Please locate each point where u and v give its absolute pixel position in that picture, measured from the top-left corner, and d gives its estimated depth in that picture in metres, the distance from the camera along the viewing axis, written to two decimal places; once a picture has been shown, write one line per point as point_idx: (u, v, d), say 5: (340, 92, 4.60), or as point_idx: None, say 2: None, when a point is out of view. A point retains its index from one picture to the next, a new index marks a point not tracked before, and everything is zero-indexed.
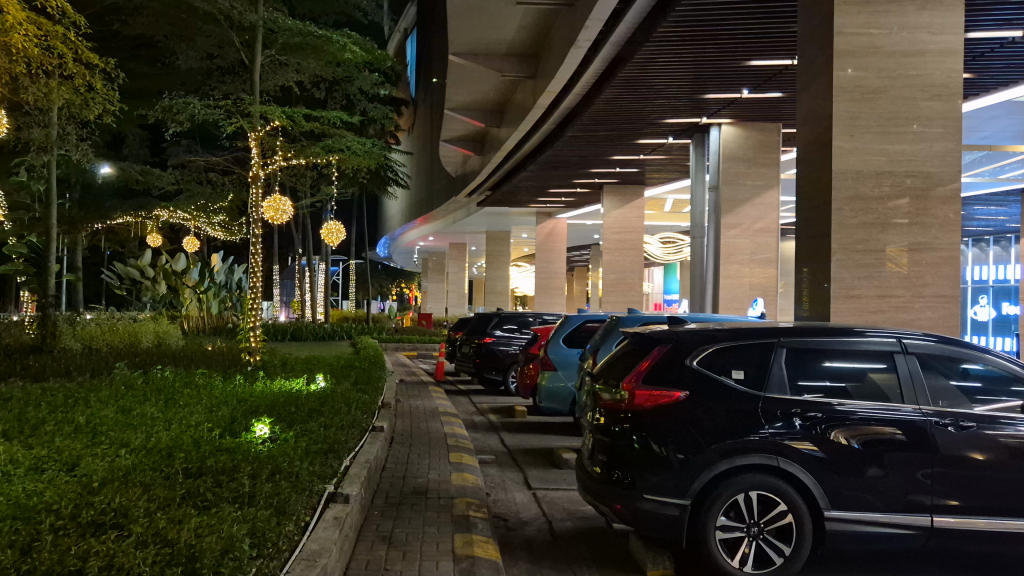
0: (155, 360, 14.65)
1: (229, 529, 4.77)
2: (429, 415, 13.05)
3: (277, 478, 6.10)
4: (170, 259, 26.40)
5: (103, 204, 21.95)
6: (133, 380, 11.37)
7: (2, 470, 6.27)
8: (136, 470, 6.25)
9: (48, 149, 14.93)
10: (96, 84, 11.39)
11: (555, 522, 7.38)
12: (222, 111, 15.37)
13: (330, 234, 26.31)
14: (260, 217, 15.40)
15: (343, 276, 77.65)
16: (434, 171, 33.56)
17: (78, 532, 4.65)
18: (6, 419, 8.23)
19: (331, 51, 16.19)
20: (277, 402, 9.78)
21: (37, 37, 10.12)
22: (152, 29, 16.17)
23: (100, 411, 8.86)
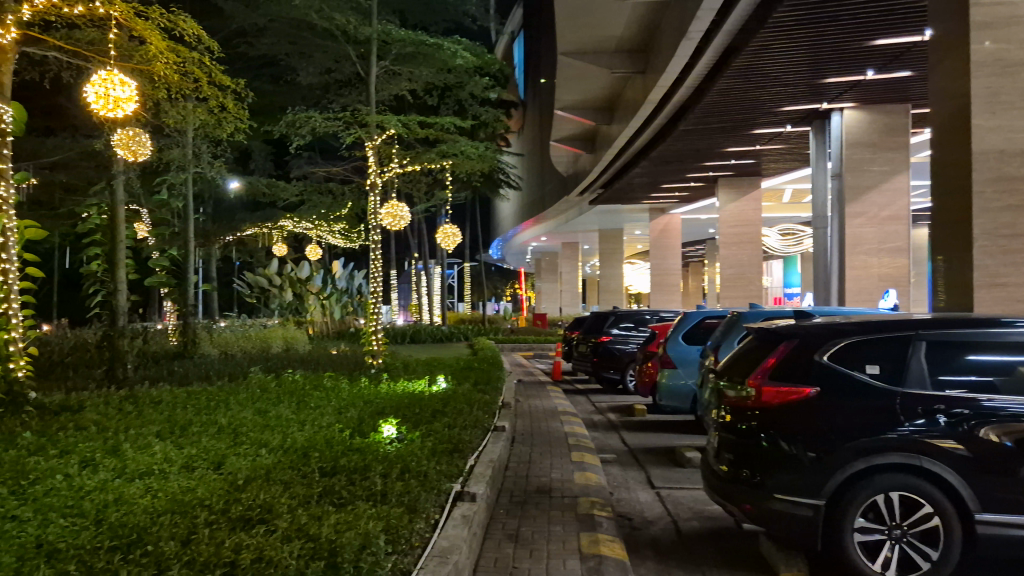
0: (285, 364, 15.32)
1: (366, 525, 4.96)
2: (549, 414, 13.10)
3: (407, 477, 6.29)
4: (295, 267, 27.54)
5: (234, 217, 23.17)
6: (267, 384, 11.93)
7: (157, 468, 6.73)
8: (276, 468, 6.58)
9: (185, 167, 15.90)
10: (229, 105, 12.00)
11: (681, 522, 7.27)
12: (340, 122, 15.95)
13: (446, 238, 26.81)
14: (379, 224, 15.87)
15: (458, 278, 79.13)
16: (545, 170, 33.69)
17: (230, 526, 4.94)
18: (157, 421, 8.82)
19: (443, 58, 16.68)
20: (403, 403, 10.06)
21: (176, 64, 10.83)
22: (274, 48, 16.95)
23: (240, 414, 9.35)
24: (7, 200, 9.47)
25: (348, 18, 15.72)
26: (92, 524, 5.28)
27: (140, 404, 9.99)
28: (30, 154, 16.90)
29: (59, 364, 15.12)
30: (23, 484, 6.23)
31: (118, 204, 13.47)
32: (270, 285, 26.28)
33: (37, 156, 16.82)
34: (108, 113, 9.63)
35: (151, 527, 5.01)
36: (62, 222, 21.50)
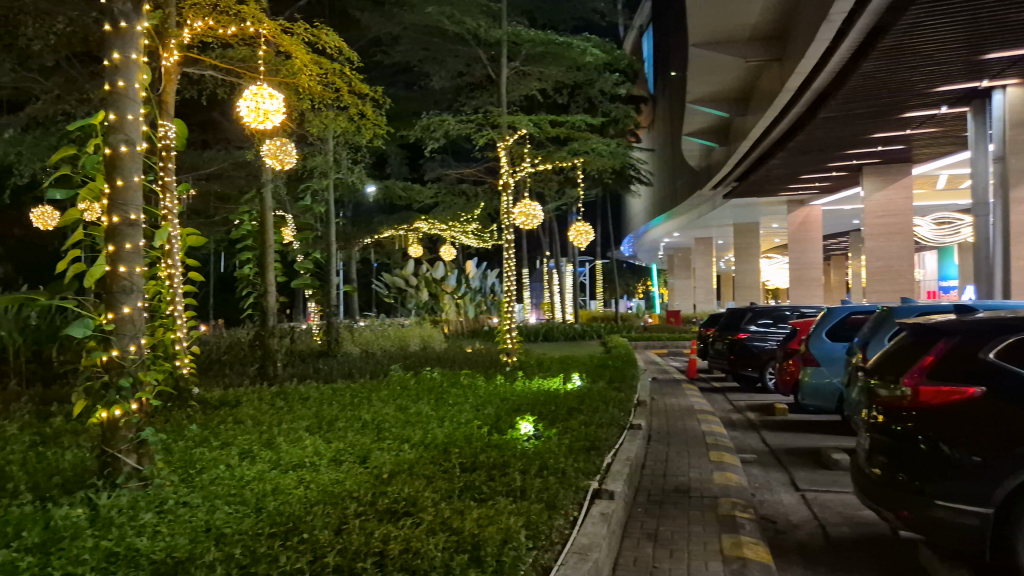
0: (423, 362, 15.79)
1: (507, 520, 5.02)
2: (685, 413, 12.86)
3: (545, 473, 6.36)
4: (431, 267, 28.26)
5: (373, 220, 24.04)
6: (406, 381, 12.33)
7: (308, 461, 7.08)
8: (419, 463, 6.78)
9: (327, 173, 16.64)
10: (368, 112, 12.44)
11: (829, 527, 6.96)
12: (473, 124, 16.24)
13: (578, 236, 26.80)
14: (511, 223, 16.04)
15: (590, 277, 78.94)
16: (676, 165, 33.08)
17: (378, 518, 5.14)
18: (306, 416, 9.28)
19: (573, 57, 16.65)
20: (539, 401, 10.14)
21: (320, 76, 11.34)
22: (409, 55, 17.49)
23: (382, 410, 9.72)
24: (171, 209, 10.24)
25: (479, 22, 15.97)
26: (253, 511, 5.63)
27: (290, 400, 10.56)
28: (189, 166, 18.20)
29: (218, 362, 16.16)
30: (191, 473, 6.74)
31: (268, 211, 14.30)
32: (406, 285, 27.05)
33: (195, 168, 18.07)
34: (258, 125, 10.20)
35: (306, 515, 5.29)
36: (218, 229, 22.98)
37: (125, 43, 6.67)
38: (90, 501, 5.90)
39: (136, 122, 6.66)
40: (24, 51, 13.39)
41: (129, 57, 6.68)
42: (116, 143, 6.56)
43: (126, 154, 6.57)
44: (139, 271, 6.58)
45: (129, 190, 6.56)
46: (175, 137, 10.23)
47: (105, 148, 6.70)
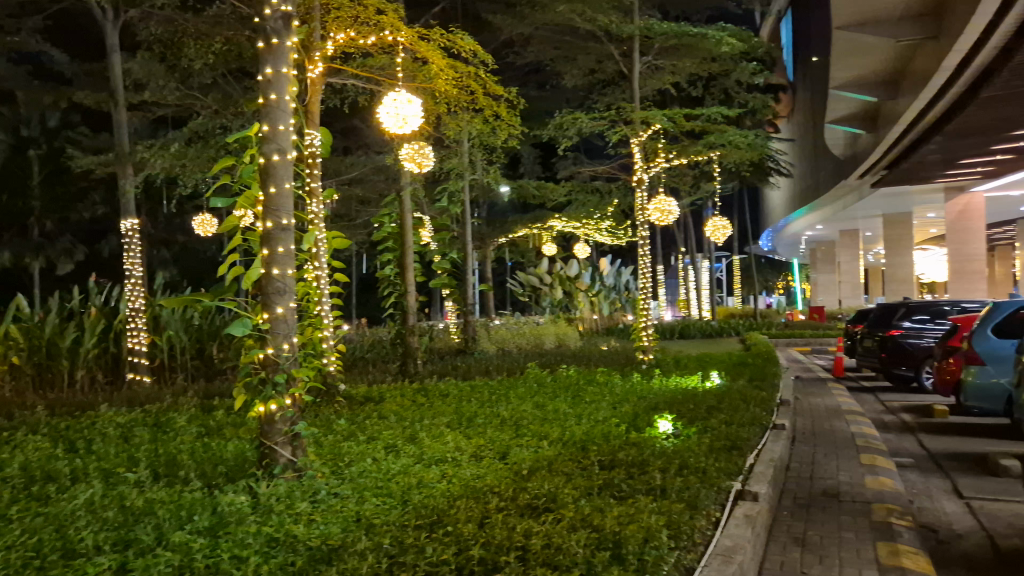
0: (559, 360, 15.86)
1: (648, 519, 4.97)
2: (832, 413, 12.32)
3: (686, 473, 6.25)
4: (565, 265, 28.29)
5: (507, 220, 24.35)
6: (543, 378, 12.43)
7: (449, 456, 7.26)
8: (558, 460, 6.82)
9: (463, 175, 16.96)
10: (503, 113, 12.59)
11: (999, 538, 6.48)
12: (606, 121, 16.12)
13: (715, 231, 26.13)
14: (646, 220, 15.83)
15: (727, 272, 76.78)
16: (820, 154, 31.63)
17: (519, 513, 5.21)
18: (447, 413, 9.51)
19: (708, 47, 16.22)
20: (677, 399, 9.96)
21: (456, 79, 11.59)
22: (541, 55, 17.55)
23: (519, 406, 9.87)
24: (317, 214, 10.77)
25: (611, 17, 15.80)
26: (400, 503, 5.84)
27: (431, 396, 10.87)
28: (333, 172, 19.07)
29: (362, 360, 16.89)
30: (342, 465, 7.08)
31: (408, 213, 14.79)
32: (540, 283, 27.28)
33: (339, 174, 18.88)
34: (398, 130, 10.53)
35: (449, 509, 5.44)
36: (360, 232, 23.91)
37: (276, 58, 7.07)
38: (252, 489, 6.31)
39: (287, 132, 7.04)
40: (186, 70, 14.41)
41: (280, 71, 7.07)
42: (268, 152, 6.94)
43: (278, 162, 6.95)
44: (291, 273, 6.93)
45: (280, 196, 6.94)
46: (319, 146, 10.74)
47: (259, 157, 7.11)
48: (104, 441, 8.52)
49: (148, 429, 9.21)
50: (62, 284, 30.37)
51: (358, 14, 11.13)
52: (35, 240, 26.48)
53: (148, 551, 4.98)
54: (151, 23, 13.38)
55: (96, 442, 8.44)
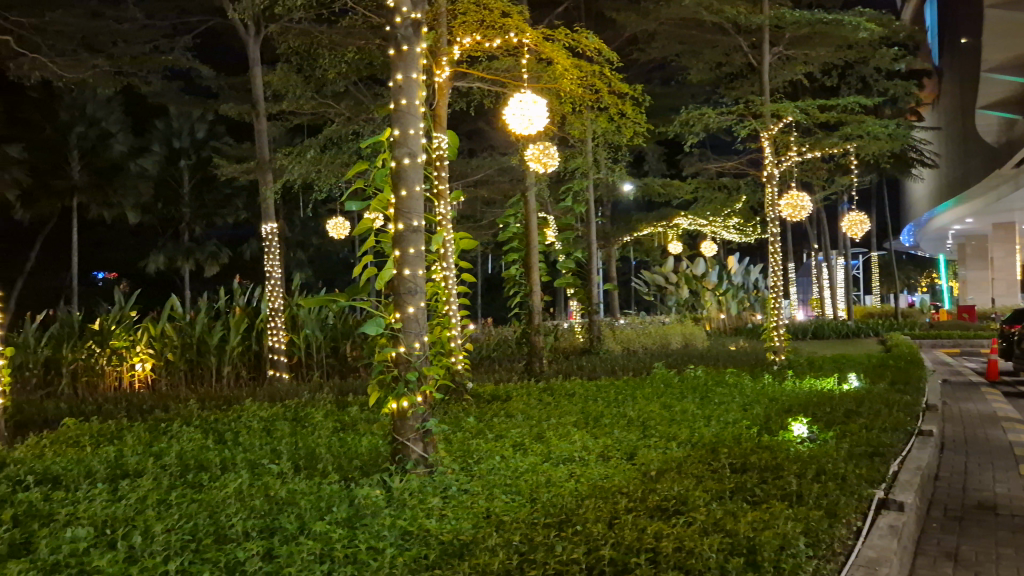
0: (686, 360, 15.58)
1: (783, 525, 4.81)
2: (985, 420, 11.51)
3: (823, 479, 5.99)
4: (692, 264, 27.70)
5: (632, 218, 24.12)
6: (670, 378, 12.22)
7: (577, 455, 7.26)
8: (688, 462, 6.69)
9: (587, 174, 16.90)
10: (628, 110, 12.46)
11: None
12: (735, 115, 15.66)
13: (853, 227, 24.89)
14: (778, 216, 15.29)
15: (866, 269, 73.07)
16: (970, 142, 29.62)
17: (647, 514, 5.16)
18: (573, 412, 9.51)
19: (844, 34, 15.47)
20: (812, 402, 9.57)
21: (581, 79, 11.59)
22: (666, 50, 17.25)
23: (646, 406, 9.76)
24: (445, 215, 11.01)
25: (738, 8, 15.33)
26: (528, 501, 5.89)
27: (557, 396, 10.89)
28: (460, 174, 19.44)
29: (488, 359, 17.11)
30: (471, 462, 7.22)
31: (533, 213, 14.90)
32: (666, 282, 26.84)
33: (465, 176, 19.21)
34: (523, 131, 10.61)
35: (578, 509, 5.46)
36: (485, 232, 24.25)
37: (407, 64, 7.27)
38: (385, 483, 6.52)
39: (416, 135, 7.23)
40: (320, 80, 15.02)
41: (410, 77, 7.27)
42: (400, 156, 7.15)
43: (409, 165, 7.15)
44: (422, 275, 7.13)
45: (411, 199, 7.14)
46: (446, 148, 11.00)
47: (391, 161, 7.33)
48: (249, 434, 9.00)
49: (289, 423, 9.68)
50: (209, 286, 32.30)
51: (484, 18, 11.31)
52: (186, 245, 28.27)
53: (292, 538, 5.24)
54: (289, 36, 14.03)
55: (242, 435, 8.93)
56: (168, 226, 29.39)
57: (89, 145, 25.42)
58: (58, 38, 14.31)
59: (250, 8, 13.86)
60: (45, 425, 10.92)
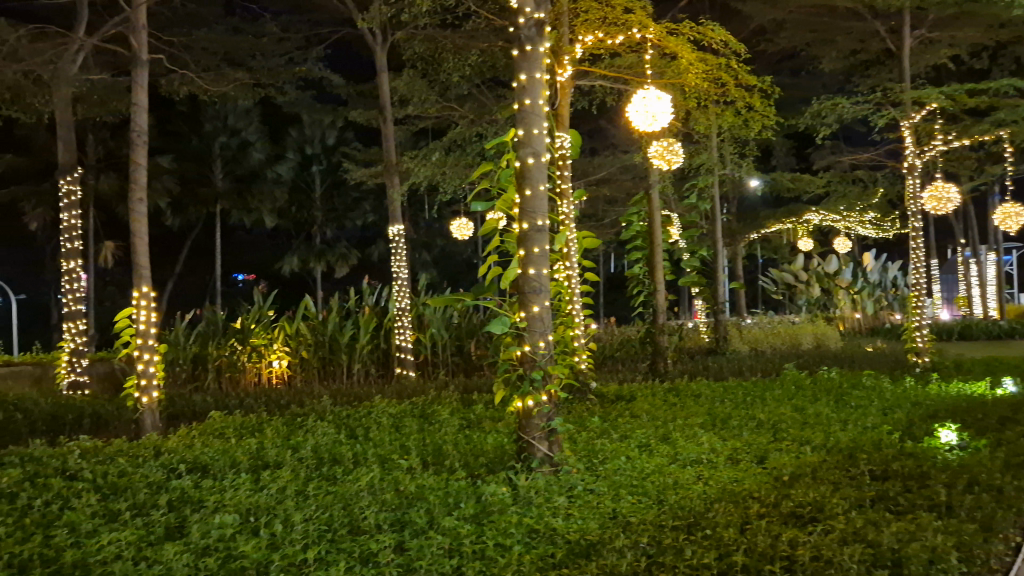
0: (819, 361, 14.99)
1: (932, 538, 4.54)
2: None
3: (977, 490, 5.61)
4: (823, 261, 26.61)
5: (759, 215, 23.45)
6: (803, 380, 11.77)
7: (705, 458, 7.10)
8: (823, 467, 6.41)
9: (712, 170, 16.51)
10: (757, 104, 12.07)
11: None
12: (871, 104, 14.90)
13: (1006, 220, 23.15)
14: (920, 210, 14.46)
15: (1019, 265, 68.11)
16: None
17: (781, 521, 5.00)
18: (699, 413, 9.31)
19: (995, 13, 14.41)
20: (961, 407, 8.96)
21: (705, 73, 11.38)
22: (796, 40, 16.60)
23: (777, 409, 9.42)
24: (568, 215, 11.00)
25: None
26: (656, 503, 5.81)
27: (683, 396, 10.70)
28: (582, 173, 19.42)
29: (612, 359, 17.03)
30: (597, 462, 7.19)
31: (657, 212, 14.69)
32: (795, 281, 25.89)
33: (588, 175, 19.18)
34: (647, 128, 10.46)
35: (707, 512, 5.34)
36: (608, 231, 24.14)
37: (530, 64, 7.30)
38: (511, 481, 6.59)
39: (540, 135, 7.25)
40: (445, 84, 15.31)
41: (533, 77, 7.30)
42: (524, 156, 7.21)
43: (533, 165, 7.21)
44: (546, 275, 7.15)
45: (535, 198, 7.19)
46: (569, 148, 11.00)
47: (516, 161, 7.39)
48: (379, 430, 9.30)
49: (417, 420, 9.95)
50: (340, 286, 33.60)
51: (607, 15, 11.25)
52: (318, 247, 29.50)
53: (421, 532, 5.37)
54: (414, 42, 14.38)
55: (372, 430, 9.25)
56: (301, 229, 30.75)
57: (231, 154, 27.03)
58: (204, 53, 15.23)
59: (377, 16, 14.27)
60: (194, 417, 11.67)
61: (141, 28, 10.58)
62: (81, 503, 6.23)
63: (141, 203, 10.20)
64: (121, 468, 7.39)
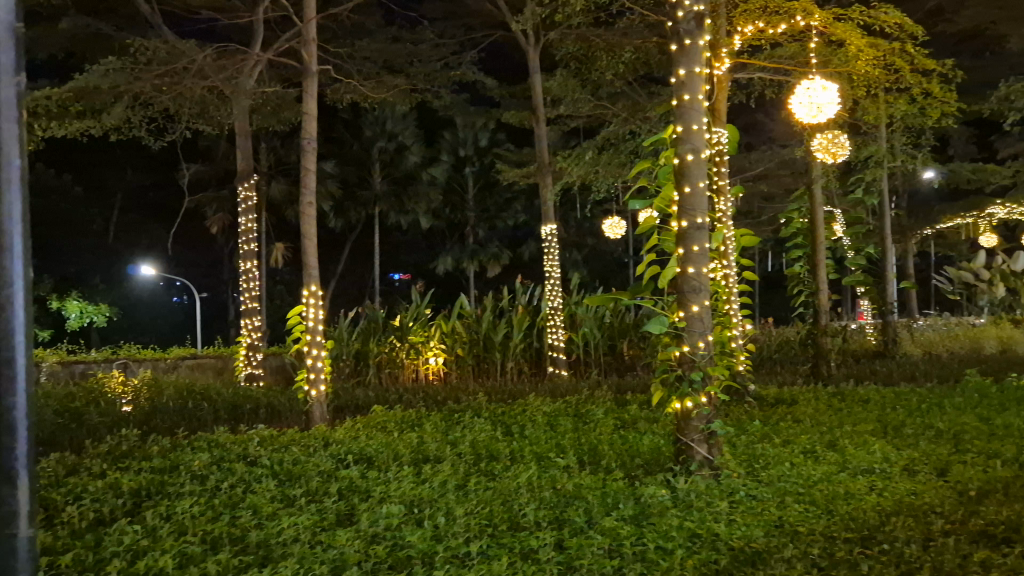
0: (1005, 367, 13.78)
1: None
2: None
3: None
4: (1009, 258, 24.41)
5: (934, 209, 22.07)
6: (987, 387, 10.84)
7: (878, 467, 6.69)
8: (1016, 484, 5.91)
9: (882, 163, 15.56)
10: (936, 90, 11.23)
11: None
12: None
13: None
14: None
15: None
16: None
17: (971, 541, 4.69)
18: (870, 420, 8.78)
19: None
20: None
21: (876, 59, 10.73)
22: None
23: (958, 418, 8.74)
24: (726, 212, 10.67)
25: None
26: (825, 512, 5.53)
27: (850, 401, 10.14)
28: (739, 170, 18.86)
29: (770, 361, 16.43)
30: (760, 467, 6.94)
31: (820, 207, 13.99)
32: (975, 280, 24.14)
33: (745, 171, 18.60)
34: (812, 120, 9.99)
35: (883, 525, 5.08)
36: (765, 228, 23.35)
37: (689, 59, 7.14)
38: (669, 483, 6.47)
39: (700, 131, 7.08)
40: (597, 82, 15.26)
41: (692, 72, 7.11)
42: (683, 153, 7.06)
43: (692, 162, 7.04)
44: (705, 274, 6.96)
45: (694, 195, 7.01)
46: (727, 143, 10.66)
47: (674, 158, 7.25)
48: (534, 427, 9.41)
49: (571, 419, 9.97)
50: (492, 285, 34.26)
51: (768, 4, 10.84)
52: (471, 246, 30.17)
53: (581, 531, 5.37)
54: (567, 42, 14.41)
55: (527, 427, 9.36)
56: (455, 230, 31.57)
57: (389, 158, 28.16)
58: (365, 63, 15.90)
59: (530, 19, 14.42)
60: (357, 410, 12.25)
61: (311, 41, 11.19)
62: (262, 487, 6.67)
63: (311, 207, 10.81)
64: (296, 456, 7.87)
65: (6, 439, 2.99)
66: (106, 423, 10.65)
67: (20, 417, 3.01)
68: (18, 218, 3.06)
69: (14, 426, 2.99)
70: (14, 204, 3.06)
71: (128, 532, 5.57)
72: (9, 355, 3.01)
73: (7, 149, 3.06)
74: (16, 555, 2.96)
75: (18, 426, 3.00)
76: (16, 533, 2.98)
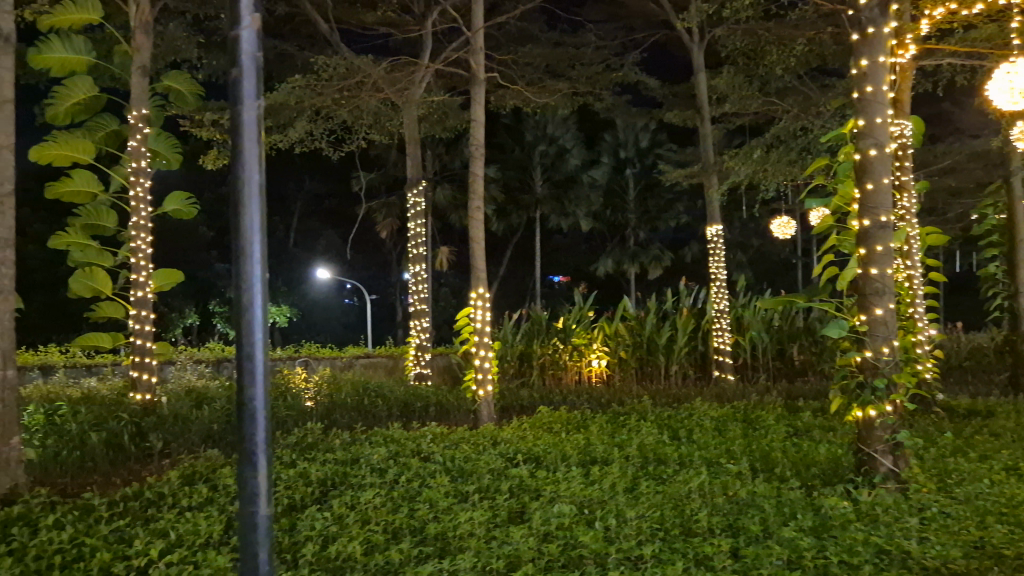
0: None
1: None
2: None
3: None
4: None
5: None
6: None
7: None
8: None
9: None
10: None
11: None
12: None
13: None
14: None
15: None
16: None
17: None
18: None
19: None
20: None
21: None
22: None
23: None
24: (909, 209, 10.01)
25: None
26: None
27: None
28: (924, 163, 17.58)
29: (960, 369, 15.23)
30: (952, 482, 6.46)
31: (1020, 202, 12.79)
32: None
33: (930, 164, 17.32)
34: (1011, 106, 9.16)
35: None
36: (953, 225, 21.63)
37: (872, 48, 6.69)
38: (852, 495, 6.15)
39: (884, 124, 6.64)
40: (766, 76, 14.65)
41: (876, 62, 6.71)
42: (865, 147, 6.66)
43: (875, 157, 6.64)
44: (889, 276, 6.55)
45: (878, 193, 6.60)
46: (911, 135, 10.03)
47: (855, 154, 6.86)
48: (702, 432, 9.21)
49: (741, 424, 9.66)
50: (654, 288, 33.83)
51: None
52: (632, 248, 29.97)
53: (758, 540, 5.20)
54: (735, 37, 13.95)
55: (695, 432, 9.17)
56: (616, 232, 31.41)
57: (551, 161, 28.40)
58: (528, 68, 16.10)
59: (696, 15, 14.08)
60: (523, 410, 12.47)
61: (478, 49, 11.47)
62: (437, 483, 6.92)
63: (479, 211, 11.08)
64: (467, 454, 8.09)
65: (248, 427, 3.28)
66: (292, 416, 11.41)
67: (259, 406, 3.28)
68: (259, 229, 3.31)
69: (254, 416, 3.26)
70: (255, 216, 3.32)
71: (318, 518, 5.95)
72: (250, 351, 3.28)
73: (249, 164, 3.32)
74: (257, 532, 3.26)
75: (258, 416, 3.27)
76: (256, 512, 3.27)
